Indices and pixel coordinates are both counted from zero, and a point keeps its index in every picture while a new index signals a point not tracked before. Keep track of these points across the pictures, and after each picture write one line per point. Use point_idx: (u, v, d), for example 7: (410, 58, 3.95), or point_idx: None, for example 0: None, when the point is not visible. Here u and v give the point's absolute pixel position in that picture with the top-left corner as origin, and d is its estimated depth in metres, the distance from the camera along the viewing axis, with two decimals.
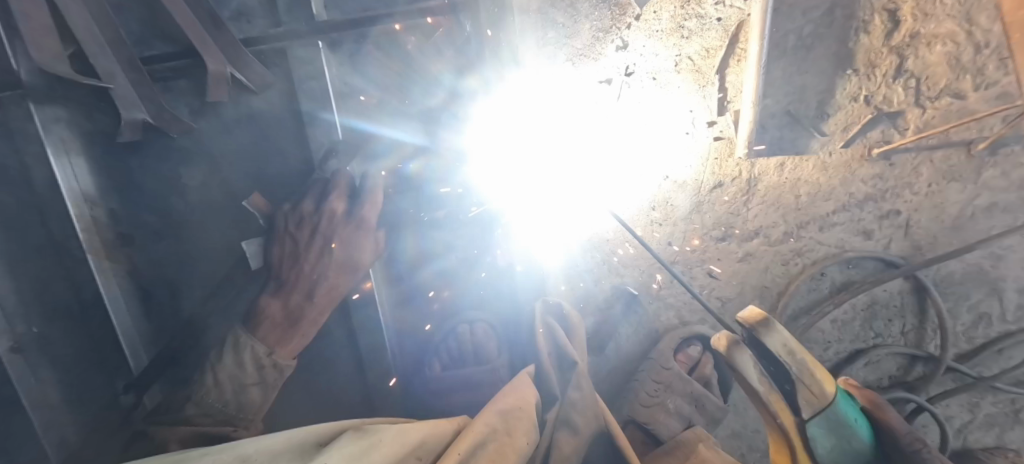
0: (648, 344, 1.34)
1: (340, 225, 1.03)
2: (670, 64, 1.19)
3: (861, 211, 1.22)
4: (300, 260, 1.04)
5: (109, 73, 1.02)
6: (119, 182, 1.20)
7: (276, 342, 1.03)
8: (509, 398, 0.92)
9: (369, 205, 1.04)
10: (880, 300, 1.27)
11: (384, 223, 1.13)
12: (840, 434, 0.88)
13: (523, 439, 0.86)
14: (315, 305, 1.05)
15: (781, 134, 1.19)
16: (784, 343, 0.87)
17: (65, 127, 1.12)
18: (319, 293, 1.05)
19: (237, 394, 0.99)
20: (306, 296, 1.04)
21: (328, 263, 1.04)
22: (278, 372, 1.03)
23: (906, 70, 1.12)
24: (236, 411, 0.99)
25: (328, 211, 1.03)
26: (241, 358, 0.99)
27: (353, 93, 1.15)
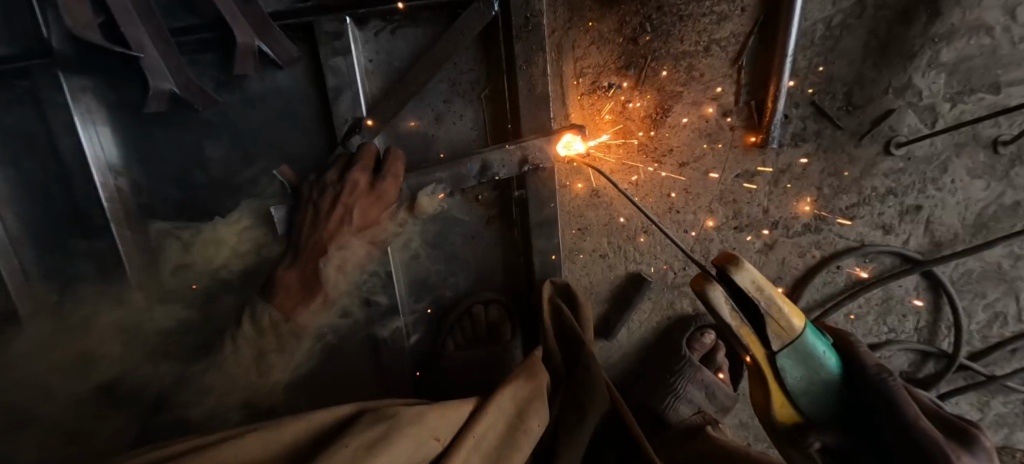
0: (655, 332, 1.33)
1: (360, 193, 1.06)
2: (698, 48, 1.10)
3: (881, 205, 1.17)
4: (319, 225, 1.09)
5: (139, 43, 1.05)
6: (143, 154, 1.23)
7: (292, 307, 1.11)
8: (525, 378, 0.93)
9: (389, 178, 1.07)
10: (895, 296, 1.22)
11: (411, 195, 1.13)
12: (811, 365, 0.76)
13: (535, 422, 0.85)
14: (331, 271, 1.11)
15: (805, 125, 1.13)
16: (753, 278, 0.72)
17: (92, 98, 1.17)
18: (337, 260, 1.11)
19: (271, 344, 1.14)
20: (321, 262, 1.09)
21: (348, 233, 1.08)
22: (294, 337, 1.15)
23: (939, 64, 1.07)
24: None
25: (351, 181, 1.05)
26: None
27: (379, 72, 1.16)
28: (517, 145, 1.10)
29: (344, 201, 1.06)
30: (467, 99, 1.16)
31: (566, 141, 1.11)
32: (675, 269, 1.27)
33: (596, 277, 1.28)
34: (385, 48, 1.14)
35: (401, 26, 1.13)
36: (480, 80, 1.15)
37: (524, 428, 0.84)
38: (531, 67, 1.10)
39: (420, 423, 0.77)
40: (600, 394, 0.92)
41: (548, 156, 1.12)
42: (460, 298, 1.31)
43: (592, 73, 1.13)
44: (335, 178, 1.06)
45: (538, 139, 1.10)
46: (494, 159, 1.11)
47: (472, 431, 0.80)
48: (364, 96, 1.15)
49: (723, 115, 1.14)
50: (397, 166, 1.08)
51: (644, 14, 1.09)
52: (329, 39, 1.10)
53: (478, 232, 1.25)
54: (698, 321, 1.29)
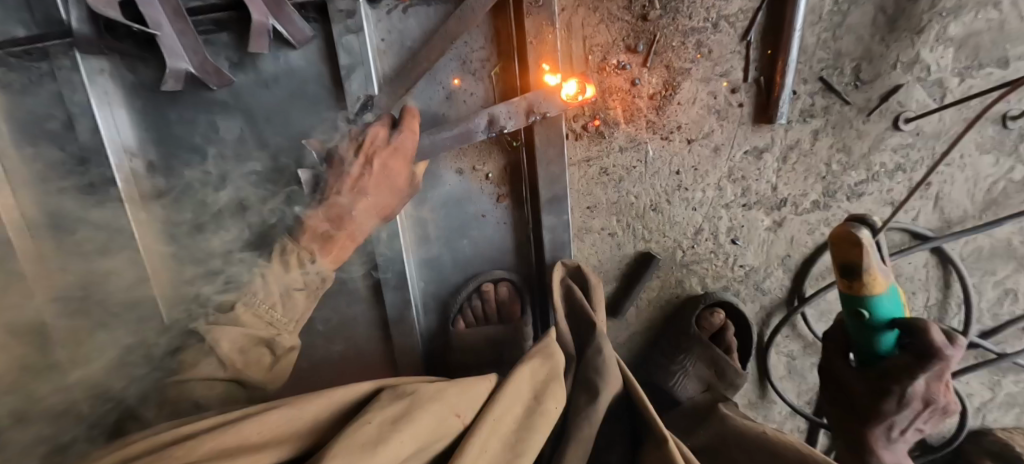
0: (666, 311, 1.33)
1: (380, 146, 1.02)
2: (707, 25, 1.10)
3: (890, 181, 1.18)
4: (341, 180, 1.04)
5: (156, 21, 1.07)
6: (159, 136, 1.27)
7: (319, 249, 1.04)
8: (541, 359, 0.84)
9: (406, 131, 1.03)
10: (904, 274, 1.21)
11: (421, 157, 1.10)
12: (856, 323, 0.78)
13: (552, 404, 0.77)
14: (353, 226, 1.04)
15: (814, 101, 1.13)
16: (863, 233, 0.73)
17: (109, 79, 1.21)
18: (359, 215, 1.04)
19: (280, 299, 1.01)
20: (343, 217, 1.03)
21: (366, 186, 1.03)
22: (320, 281, 1.04)
23: (947, 38, 1.08)
24: (280, 315, 1.00)
25: (370, 132, 1.02)
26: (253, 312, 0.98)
27: (391, 52, 1.17)
28: (522, 97, 1.09)
29: (365, 151, 1.02)
30: (477, 77, 1.17)
31: (568, 93, 1.12)
32: (684, 248, 1.26)
33: (604, 255, 1.28)
34: (397, 27, 1.16)
35: (414, 5, 1.14)
36: (490, 57, 1.16)
37: (540, 411, 0.76)
38: (542, 44, 1.11)
39: (441, 399, 0.71)
40: (613, 374, 0.87)
41: (554, 105, 1.11)
42: (472, 276, 1.31)
43: (602, 51, 1.13)
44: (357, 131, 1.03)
45: (543, 90, 1.09)
46: (499, 112, 1.10)
47: (494, 406, 0.72)
48: (376, 74, 1.17)
49: (731, 91, 1.14)
50: (413, 120, 1.05)
51: None
52: (342, 17, 1.12)
53: (489, 211, 1.26)
54: (707, 299, 1.28)
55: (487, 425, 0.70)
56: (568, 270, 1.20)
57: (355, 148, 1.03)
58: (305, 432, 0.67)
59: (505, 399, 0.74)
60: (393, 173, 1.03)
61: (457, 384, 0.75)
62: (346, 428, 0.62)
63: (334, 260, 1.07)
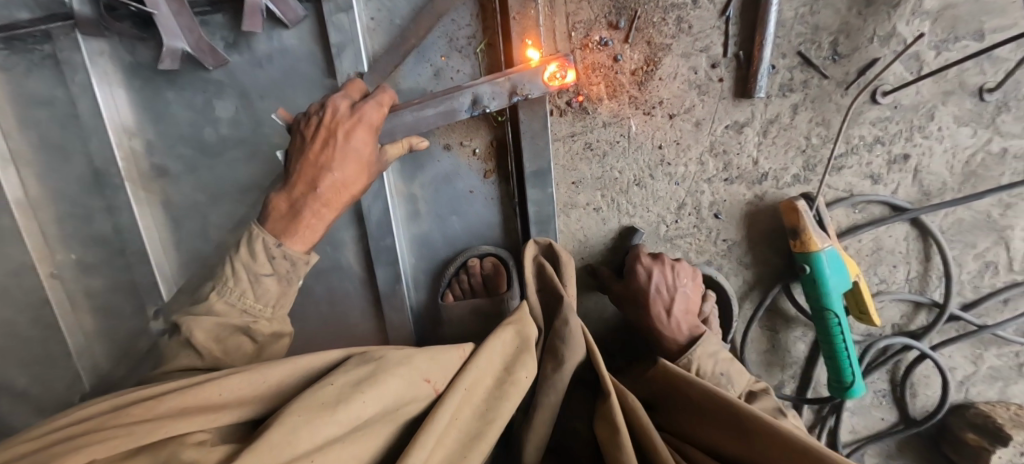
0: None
1: (342, 117, 0.91)
2: (687, 1, 1.12)
3: (869, 154, 1.19)
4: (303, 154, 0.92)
5: (154, 0, 1.12)
6: (157, 115, 1.32)
7: (283, 232, 0.91)
8: (516, 328, 0.82)
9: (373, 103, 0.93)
10: (885, 246, 1.23)
11: (401, 133, 1.06)
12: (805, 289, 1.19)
13: (523, 373, 0.76)
14: (320, 199, 0.91)
15: (793, 75, 1.16)
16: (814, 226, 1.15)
17: (108, 60, 1.27)
18: (324, 188, 0.91)
19: (252, 284, 0.90)
20: (309, 188, 0.91)
21: (331, 157, 0.90)
22: (291, 265, 0.92)
23: (924, 11, 1.10)
24: (255, 301, 0.90)
25: (332, 104, 0.92)
26: (229, 299, 0.89)
27: (381, 29, 1.21)
28: (506, 76, 1.04)
29: (326, 124, 0.91)
30: (464, 54, 1.20)
31: (551, 73, 1.05)
32: (667, 223, 1.29)
33: (590, 230, 1.30)
34: (385, 5, 1.19)
35: None
36: (476, 34, 1.18)
37: (511, 380, 0.75)
38: (525, 19, 1.12)
39: (410, 364, 0.69)
40: (577, 343, 0.85)
41: (538, 86, 1.06)
42: (460, 251, 1.35)
43: (584, 27, 1.15)
44: (317, 103, 0.92)
45: (528, 70, 1.04)
46: (483, 91, 1.06)
47: (466, 375, 0.72)
48: (365, 52, 1.20)
49: (712, 66, 1.16)
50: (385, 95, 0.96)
51: None
52: None
53: (476, 187, 1.28)
54: None
55: (457, 394, 0.69)
56: (540, 247, 1.15)
57: (317, 124, 0.92)
58: (266, 395, 0.66)
59: (477, 365, 0.74)
60: (358, 146, 0.91)
61: (428, 351, 0.72)
62: (307, 390, 0.62)
63: (303, 244, 0.92)
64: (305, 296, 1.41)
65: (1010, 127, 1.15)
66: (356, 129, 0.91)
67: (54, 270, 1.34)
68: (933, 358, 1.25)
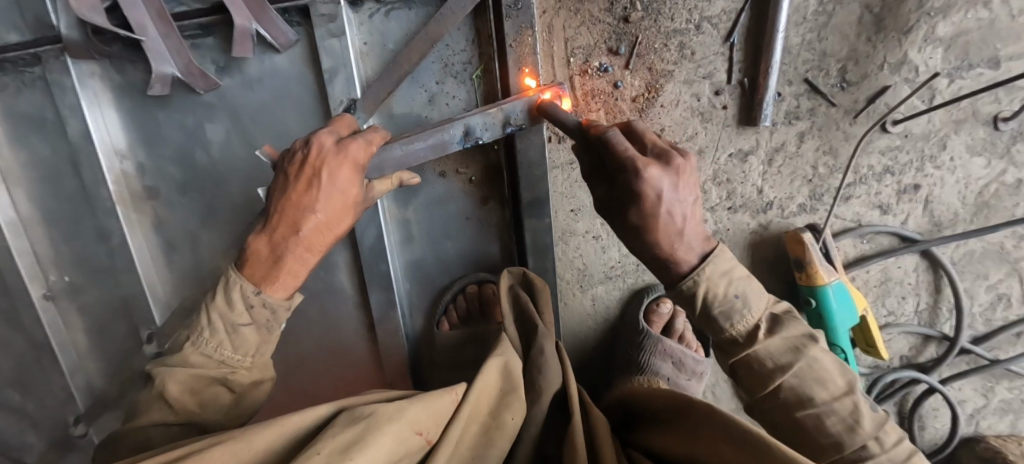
0: (621, 307, 1.32)
1: (329, 154, 0.86)
2: (690, 26, 1.09)
3: (879, 184, 1.14)
4: (287, 194, 0.87)
5: (142, 26, 1.08)
6: (147, 137, 1.28)
7: (263, 280, 0.88)
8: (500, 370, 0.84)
9: (363, 140, 0.89)
10: (894, 277, 1.19)
11: (388, 165, 1.02)
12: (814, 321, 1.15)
13: (511, 417, 0.79)
14: (304, 242, 0.87)
15: (800, 103, 1.12)
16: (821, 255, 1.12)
17: (99, 82, 1.22)
18: (309, 230, 0.87)
19: (230, 334, 0.87)
20: (293, 230, 0.86)
21: (317, 199, 0.86)
22: (271, 313, 0.89)
23: (937, 38, 1.06)
24: (233, 352, 0.88)
25: (317, 142, 0.85)
26: (204, 349, 0.87)
27: (374, 54, 1.18)
28: (500, 108, 1.04)
29: (312, 161, 0.85)
30: (459, 79, 1.17)
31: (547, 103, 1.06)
32: None
33: (589, 259, 1.27)
34: (380, 30, 1.16)
35: (395, 8, 1.14)
36: (472, 60, 1.15)
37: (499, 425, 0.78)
38: (521, 46, 1.08)
39: (400, 419, 0.67)
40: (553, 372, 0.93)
41: (531, 117, 1.07)
42: (457, 278, 1.32)
43: (584, 52, 1.12)
44: (301, 139, 0.86)
45: (522, 100, 1.04)
46: (475, 123, 1.05)
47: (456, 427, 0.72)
48: (358, 76, 1.17)
49: (716, 93, 1.13)
50: (375, 132, 0.92)
51: None
52: (324, 20, 1.11)
53: (473, 214, 1.25)
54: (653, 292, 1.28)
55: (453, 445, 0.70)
56: (513, 276, 1.15)
57: (301, 162, 0.86)
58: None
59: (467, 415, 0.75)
60: (346, 185, 0.87)
61: (420, 401, 0.70)
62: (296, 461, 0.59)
63: (283, 291, 0.90)
64: (298, 321, 1.38)
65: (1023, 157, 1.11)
66: (339, 170, 0.86)
67: (47, 292, 1.38)
68: (942, 393, 1.21)
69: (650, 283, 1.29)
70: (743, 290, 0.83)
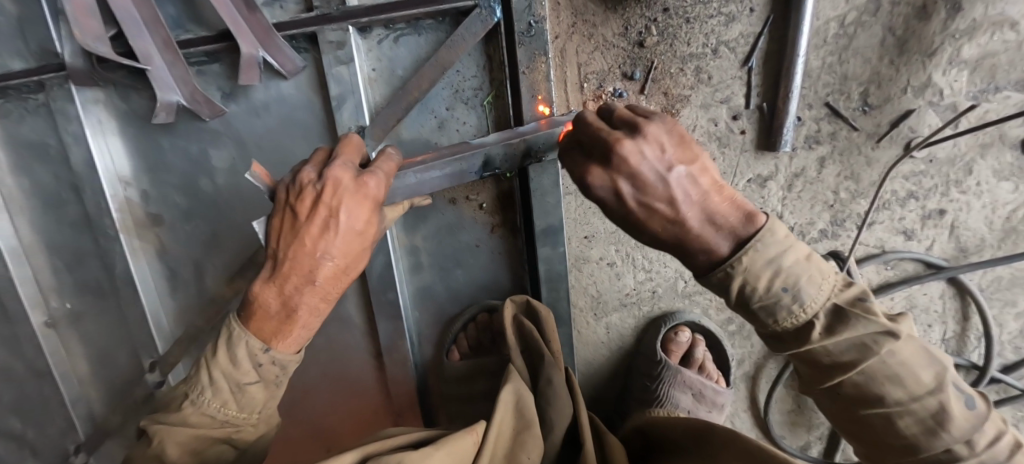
0: (636, 334, 1.27)
1: (346, 190, 0.80)
2: (707, 51, 1.06)
3: (902, 209, 1.11)
4: (298, 236, 0.81)
5: (147, 55, 1.07)
6: (151, 164, 1.25)
7: (273, 336, 0.83)
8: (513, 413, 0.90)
9: (381, 175, 0.84)
10: (920, 304, 1.16)
11: (402, 196, 0.94)
12: None
13: (526, 455, 0.86)
14: (318, 290, 0.82)
15: (820, 127, 1.09)
16: None
17: (103, 109, 1.19)
18: (323, 277, 0.82)
19: (235, 394, 0.84)
20: (305, 278, 0.81)
21: (333, 242, 0.81)
22: (280, 370, 0.85)
23: (961, 61, 1.03)
24: (237, 411, 0.85)
25: (331, 178, 0.80)
26: (206, 407, 0.84)
27: (382, 80, 1.15)
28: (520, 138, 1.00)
29: (327, 198, 0.79)
30: (470, 105, 1.15)
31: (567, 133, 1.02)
32: (686, 279, 1.21)
33: (603, 286, 1.22)
34: (389, 56, 1.14)
35: (404, 34, 1.11)
36: (483, 85, 1.13)
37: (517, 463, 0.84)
38: (535, 73, 1.07)
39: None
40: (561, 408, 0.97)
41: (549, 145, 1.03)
42: (467, 305, 1.28)
43: (598, 78, 1.10)
44: (313, 174, 0.80)
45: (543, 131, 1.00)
46: (495, 153, 1.00)
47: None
48: (366, 103, 1.15)
49: (733, 118, 1.10)
50: (389, 166, 0.86)
51: (649, 17, 1.05)
52: (333, 48, 1.09)
53: (483, 241, 1.21)
54: (669, 321, 1.21)
55: None
56: (518, 305, 1.16)
57: (314, 200, 0.80)
58: None
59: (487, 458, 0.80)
60: (360, 224, 0.81)
61: (442, 447, 0.75)
62: None
63: (294, 344, 0.86)
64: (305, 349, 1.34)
65: None
66: (353, 204, 0.80)
67: (48, 319, 1.34)
68: None
69: (667, 311, 1.24)
70: (793, 281, 0.67)
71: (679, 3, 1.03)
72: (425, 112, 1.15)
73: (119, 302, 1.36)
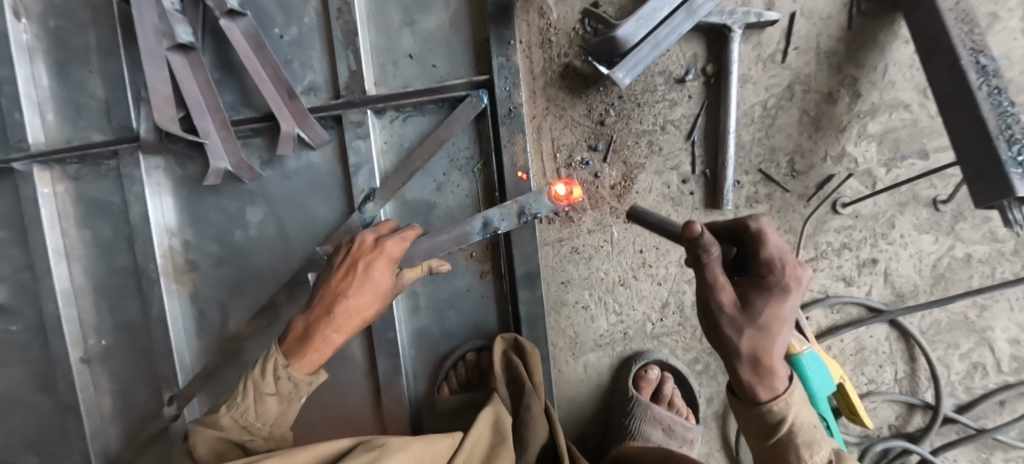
0: (612, 374, 1.37)
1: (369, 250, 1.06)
2: (656, 128, 1.30)
3: (839, 258, 1.26)
4: (331, 278, 1.06)
5: (206, 132, 1.35)
6: (195, 219, 1.49)
7: (294, 356, 1.02)
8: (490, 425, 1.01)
9: (398, 239, 1.08)
10: (868, 346, 1.26)
11: (420, 255, 1.25)
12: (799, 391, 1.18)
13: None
14: (334, 324, 1.02)
15: (757, 189, 1.28)
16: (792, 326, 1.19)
17: (162, 174, 1.47)
18: (342, 313, 1.02)
19: (256, 403, 1.00)
20: (326, 312, 1.02)
21: (352, 282, 1.04)
22: (293, 387, 1.01)
23: (869, 134, 1.25)
24: (255, 421, 1.00)
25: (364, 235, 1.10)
26: (234, 411, 0.99)
27: (392, 151, 1.40)
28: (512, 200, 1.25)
29: (354, 253, 1.07)
30: (464, 171, 1.37)
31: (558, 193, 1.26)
32: (653, 321, 1.34)
33: (580, 328, 1.36)
34: (398, 133, 1.40)
35: (411, 115, 1.38)
36: (473, 156, 1.37)
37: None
38: (514, 146, 1.30)
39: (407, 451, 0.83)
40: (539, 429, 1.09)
41: (543, 205, 1.26)
42: (457, 346, 1.40)
43: (568, 149, 1.33)
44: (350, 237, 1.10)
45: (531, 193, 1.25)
46: (493, 216, 1.26)
47: None
48: (378, 170, 1.39)
49: (683, 181, 1.31)
50: (409, 232, 1.10)
51: (607, 102, 1.30)
52: (354, 126, 1.36)
53: (473, 285, 1.38)
54: (640, 359, 1.33)
55: None
56: (508, 343, 1.27)
57: (347, 254, 1.08)
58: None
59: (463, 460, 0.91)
60: (377, 277, 1.04)
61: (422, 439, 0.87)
62: None
63: (310, 367, 1.03)
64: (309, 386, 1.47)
65: (970, 234, 1.22)
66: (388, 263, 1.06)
67: (83, 355, 1.54)
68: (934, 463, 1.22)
69: (638, 351, 1.35)
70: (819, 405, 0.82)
71: (631, 92, 1.29)
72: (428, 177, 1.39)
73: (147, 341, 1.53)
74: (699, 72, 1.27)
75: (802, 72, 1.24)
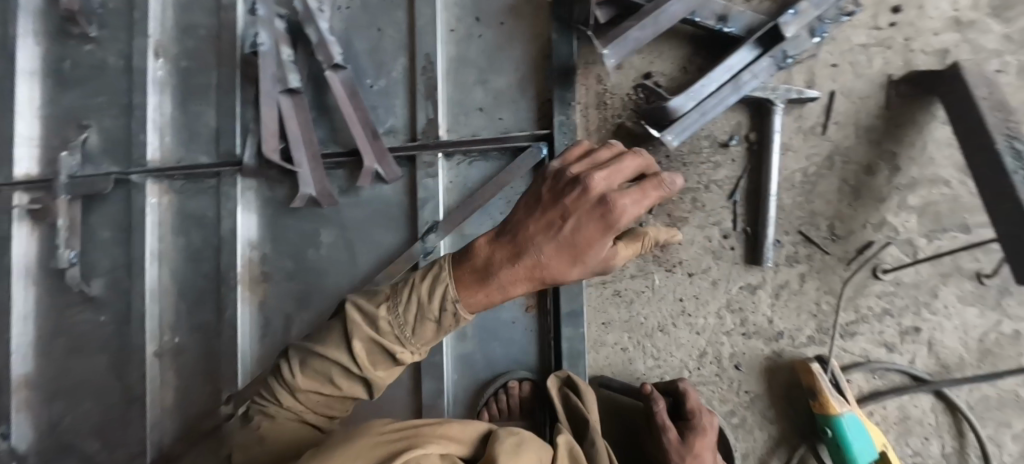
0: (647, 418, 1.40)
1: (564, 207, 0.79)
2: (701, 186, 1.41)
3: (880, 323, 1.29)
4: (539, 235, 0.80)
5: (300, 162, 1.56)
6: (274, 237, 1.67)
7: (464, 287, 0.84)
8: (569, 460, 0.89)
9: (625, 169, 0.83)
10: (913, 416, 1.25)
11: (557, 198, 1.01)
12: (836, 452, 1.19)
13: None
14: (515, 271, 0.80)
15: (797, 249, 1.34)
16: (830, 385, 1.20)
17: (252, 193, 1.68)
18: (523, 265, 0.79)
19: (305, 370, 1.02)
20: (510, 255, 0.80)
21: (547, 240, 0.79)
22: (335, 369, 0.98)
23: (909, 205, 1.30)
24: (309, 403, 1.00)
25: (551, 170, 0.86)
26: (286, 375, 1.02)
27: (457, 190, 1.56)
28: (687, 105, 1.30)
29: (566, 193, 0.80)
30: None
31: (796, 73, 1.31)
32: (690, 369, 1.38)
33: (617, 368, 1.41)
34: (462, 174, 1.56)
35: (476, 159, 1.55)
36: None
37: None
38: None
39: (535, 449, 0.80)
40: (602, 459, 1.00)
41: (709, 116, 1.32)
42: (498, 375, 1.47)
43: None
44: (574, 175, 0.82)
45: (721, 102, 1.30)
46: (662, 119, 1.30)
47: None
48: (442, 206, 1.54)
49: (724, 237, 1.38)
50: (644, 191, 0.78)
51: (656, 160, 1.43)
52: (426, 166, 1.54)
53: (518, 318, 1.48)
54: None
55: None
56: (562, 379, 1.32)
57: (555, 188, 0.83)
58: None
59: None
60: (580, 240, 0.77)
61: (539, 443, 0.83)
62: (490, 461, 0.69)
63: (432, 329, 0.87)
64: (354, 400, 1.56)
65: (1017, 311, 1.22)
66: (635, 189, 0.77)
67: (157, 349, 1.70)
68: None
69: None
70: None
71: (678, 152, 1.42)
72: (485, 215, 1.53)
73: (216, 343, 1.67)
74: (742, 138, 1.38)
75: (841, 144, 1.34)
